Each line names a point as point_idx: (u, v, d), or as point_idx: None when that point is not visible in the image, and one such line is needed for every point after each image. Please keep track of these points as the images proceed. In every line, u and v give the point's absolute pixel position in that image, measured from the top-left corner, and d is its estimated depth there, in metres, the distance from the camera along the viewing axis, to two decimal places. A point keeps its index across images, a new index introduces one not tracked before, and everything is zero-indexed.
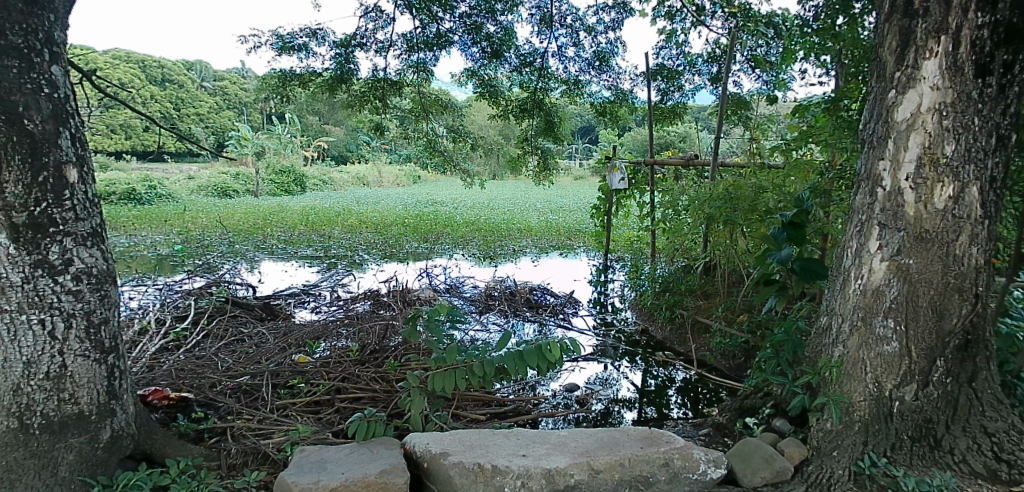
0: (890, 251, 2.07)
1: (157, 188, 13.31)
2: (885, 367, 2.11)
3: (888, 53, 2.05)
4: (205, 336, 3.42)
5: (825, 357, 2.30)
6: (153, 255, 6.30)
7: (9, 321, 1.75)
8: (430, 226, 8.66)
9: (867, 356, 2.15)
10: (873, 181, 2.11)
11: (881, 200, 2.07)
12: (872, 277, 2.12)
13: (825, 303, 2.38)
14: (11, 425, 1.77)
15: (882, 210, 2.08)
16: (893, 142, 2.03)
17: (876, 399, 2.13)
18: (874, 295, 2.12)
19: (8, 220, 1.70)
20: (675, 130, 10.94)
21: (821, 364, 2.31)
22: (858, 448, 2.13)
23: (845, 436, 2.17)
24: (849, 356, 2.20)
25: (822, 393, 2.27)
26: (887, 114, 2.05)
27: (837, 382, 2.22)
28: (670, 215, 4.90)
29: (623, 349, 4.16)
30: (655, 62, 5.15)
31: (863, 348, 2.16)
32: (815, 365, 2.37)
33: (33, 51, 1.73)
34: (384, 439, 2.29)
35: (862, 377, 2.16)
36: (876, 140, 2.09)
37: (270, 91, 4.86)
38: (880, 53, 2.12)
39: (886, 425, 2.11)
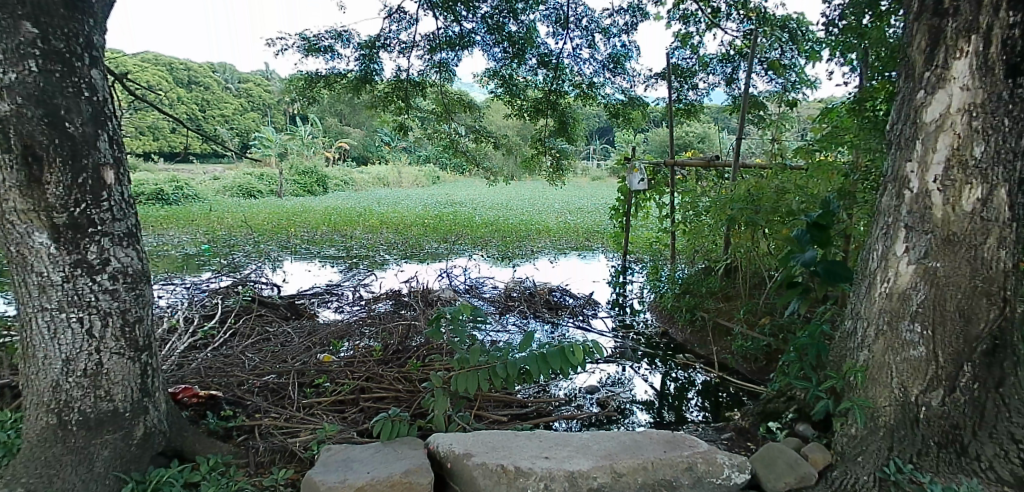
0: (917, 253, 2.04)
1: (183, 188, 13.50)
2: (912, 372, 2.08)
3: (918, 53, 2.02)
4: (232, 335, 3.46)
5: (851, 362, 2.28)
6: (181, 254, 6.40)
7: (50, 318, 1.83)
8: (450, 227, 8.67)
9: (893, 360, 2.12)
10: (900, 182, 2.09)
11: (908, 201, 2.05)
12: (899, 280, 2.09)
13: (851, 306, 2.35)
14: (51, 421, 1.86)
15: (909, 212, 2.05)
16: (921, 143, 2.00)
17: (902, 404, 2.10)
18: (900, 298, 2.09)
19: (50, 220, 1.75)
20: (691, 129, 10.97)
21: (846, 369, 2.29)
22: (883, 454, 2.11)
23: (869, 441, 2.15)
24: (874, 360, 2.17)
25: (846, 398, 2.25)
26: (916, 115, 2.03)
27: (862, 386, 2.20)
28: (691, 216, 4.85)
29: (643, 351, 4.14)
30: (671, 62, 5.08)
31: (889, 352, 2.13)
32: (840, 369, 2.35)
33: (74, 55, 1.77)
34: (408, 440, 2.31)
35: (887, 382, 2.13)
36: (905, 141, 2.07)
37: (295, 92, 4.92)
38: (909, 53, 2.09)
39: (912, 431, 2.08)
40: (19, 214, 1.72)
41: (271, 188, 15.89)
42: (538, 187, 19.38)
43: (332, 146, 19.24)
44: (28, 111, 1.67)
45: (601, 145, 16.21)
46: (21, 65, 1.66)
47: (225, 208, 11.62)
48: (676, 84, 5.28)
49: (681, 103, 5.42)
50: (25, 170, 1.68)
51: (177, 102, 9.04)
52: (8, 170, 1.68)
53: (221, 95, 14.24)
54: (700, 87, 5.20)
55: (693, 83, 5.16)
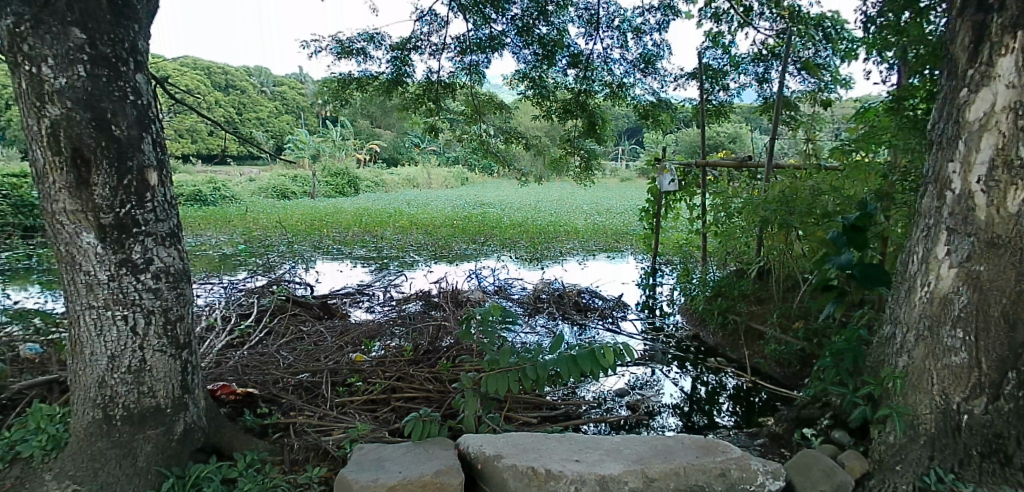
0: (959, 256, 1.96)
1: (220, 189, 13.86)
2: (954, 379, 1.99)
3: (960, 50, 1.95)
4: (267, 334, 3.52)
5: (889, 367, 2.21)
6: (219, 254, 6.56)
7: (97, 316, 1.88)
8: (480, 228, 8.70)
9: (934, 367, 2.04)
10: (942, 183, 2.01)
11: (950, 203, 1.97)
12: (940, 283, 2.01)
13: (890, 311, 2.28)
14: (97, 415, 1.92)
15: (951, 214, 1.97)
16: (964, 143, 1.93)
17: (944, 412, 2.02)
18: (941, 303, 2.01)
19: (97, 221, 1.80)
20: (722, 129, 10.82)
21: (884, 375, 2.22)
22: (924, 463, 2.03)
23: (909, 450, 2.08)
24: (914, 367, 2.10)
25: (885, 405, 2.18)
26: (959, 114, 1.95)
27: (901, 393, 2.13)
28: (722, 218, 4.77)
29: (673, 354, 4.09)
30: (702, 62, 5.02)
31: (929, 359, 2.05)
32: (878, 375, 2.28)
33: (120, 60, 1.81)
34: (439, 439, 2.32)
35: (928, 389, 2.05)
36: (946, 140, 2.00)
37: (328, 95, 4.99)
38: (951, 50, 2.02)
39: (954, 440, 2.00)
40: (69, 214, 1.79)
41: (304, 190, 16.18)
42: (567, 188, 19.33)
43: (363, 147, 19.50)
44: (76, 115, 1.73)
45: (629, 145, 16.10)
46: (70, 71, 1.72)
47: (260, 209, 11.89)
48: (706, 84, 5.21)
49: (710, 104, 5.34)
50: (74, 172, 1.76)
51: (216, 106, 9.28)
52: (59, 171, 1.76)
53: (257, 98, 14.61)
54: (731, 87, 5.10)
55: (724, 84, 5.07)
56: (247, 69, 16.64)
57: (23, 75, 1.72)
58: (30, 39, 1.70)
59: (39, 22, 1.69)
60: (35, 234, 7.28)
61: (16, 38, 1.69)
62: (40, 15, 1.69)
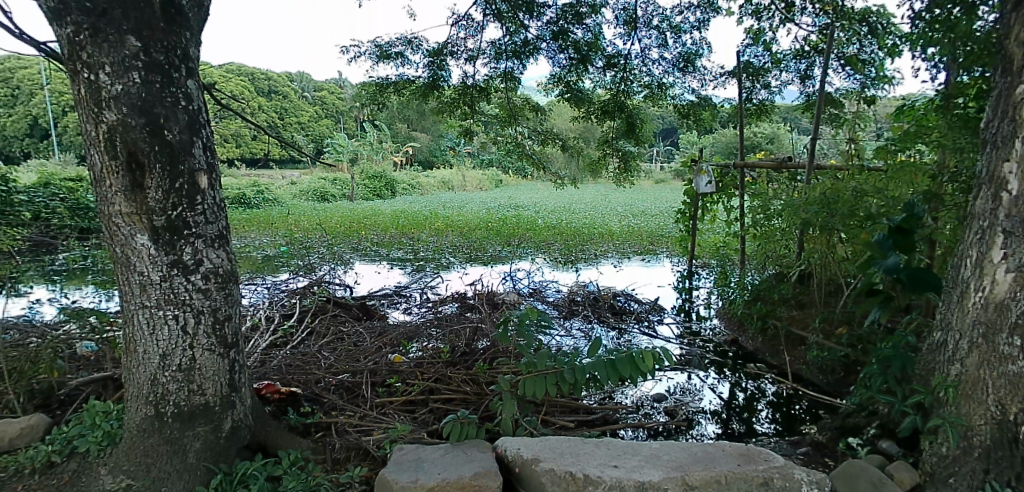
0: (1017, 260, 1.86)
1: (265, 192, 14.24)
2: (1011, 388, 1.89)
3: (1016, 45, 1.87)
4: (309, 334, 3.59)
5: (940, 376, 2.12)
6: (262, 256, 6.73)
7: (150, 315, 1.94)
8: (514, 230, 8.71)
9: (989, 376, 1.94)
10: (997, 184, 1.92)
11: (1006, 205, 1.88)
12: (995, 289, 1.91)
13: (941, 316, 2.18)
14: (150, 412, 1.98)
15: (1007, 216, 1.88)
16: (1022, 142, 1.84)
17: (1000, 424, 1.92)
18: (997, 308, 1.91)
19: (150, 223, 1.86)
20: (760, 130, 10.62)
21: (935, 383, 2.13)
22: (978, 476, 1.93)
23: (963, 462, 1.99)
24: (967, 375, 2.01)
25: (937, 414, 2.09)
26: (1016, 111, 1.86)
27: (954, 403, 2.04)
28: (761, 220, 4.66)
29: (711, 359, 4.02)
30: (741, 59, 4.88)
31: (984, 367, 1.96)
32: (929, 383, 2.19)
33: (172, 67, 1.87)
34: (477, 442, 2.33)
35: (982, 398, 1.96)
36: (1002, 139, 1.91)
37: (366, 99, 5.06)
38: (1007, 45, 1.93)
39: (1012, 453, 1.88)
40: (124, 216, 1.85)
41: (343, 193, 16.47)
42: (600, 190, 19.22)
43: (399, 150, 19.75)
44: (131, 120, 1.79)
45: (664, 147, 15.92)
46: (126, 77, 1.78)
47: (302, 212, 12.17)
48: (746, 82, 5.04)
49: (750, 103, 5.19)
50: (129, 176, 1.82)
51: (258, 112, 9.54)
52: (115, 175, 1.82)
53: (297, 103, 14.98)
54: (772, 86, 4.96)
55: (765, 82, 4.93)
56: (287, 74, 17.04)
57: (82, 82, 1.79)
58: (89, 47, 1.76)
59: (97, 30, 1.75)
60: (91, 237, 7.61)
61: (76, 47, 1.76)
62: (98, 24, 1.74)
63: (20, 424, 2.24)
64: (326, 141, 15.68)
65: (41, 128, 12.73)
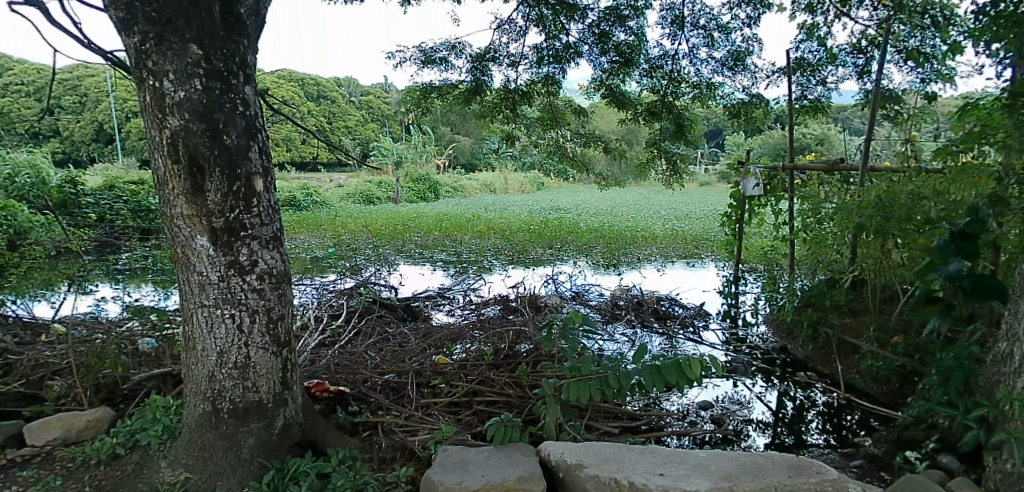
0: None
1: (314, 194, 14.61)
2: None
3: None
4: (356, 334, 3.66)
5: (1006, 389, 2.00)
6: (311, 257, 6.91)
7: (208, 314, 2.01)
8: (556, 233, 8.69)
9: None
10: None
11: None
12: None
13: (1007, 326, 2.06)
14: (207, 408, 2.04)
15: None
16: None
17: None
18: None
19: (209, 225, 1.93)
20: (810, 131, 10.30)
21: (1000, 396, 2.01)
22: None
23: None
24: None
25: (1001, 429, 1.98)
26: None
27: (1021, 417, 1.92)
28: (812, 224, 4.50)
29: (758, 367, 3.91)
30: (794, 56, 4.70)
31: None
32: (994, 397, 2.07)
33: (231, 74, 1.93)
34: (521, 445, 2.32)
35: None
36: None
37: (411, 104, 5.14)
38: None
39: None
40: (185, 219, 1.92)
41: (389, 195, 16.76)
42: (643, 192, 18.97)
43: (442, 153, 19.98)
44: (193, 125, 1.86)
45: (709, 148, 15.59)
46: (188, 84, 1.85)
47: (349, 214, 12.43)
48: (801, 79, 4.82)
49: (806, 100, 4.94)
50: (190, 179, 1.88)
51: (307, 117, 9.82)
52: (177, 178, 1.89)
53: (344, 107, 15.37)
54: (829, 81, 4.73)
55: (821, 78, 4.70)
56: (335, 79, 17.47)
57: (148, 89, 1.86)
58: (154, 56, 1.83)
59: (161, 39, 1.82)
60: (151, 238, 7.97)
61: (142, 55, 1.83)
62: (162, 33, 1.82)
63: (88, 415, 2.37)
64: (372, 145, 16.02)
65: (106, 135, 13.44)
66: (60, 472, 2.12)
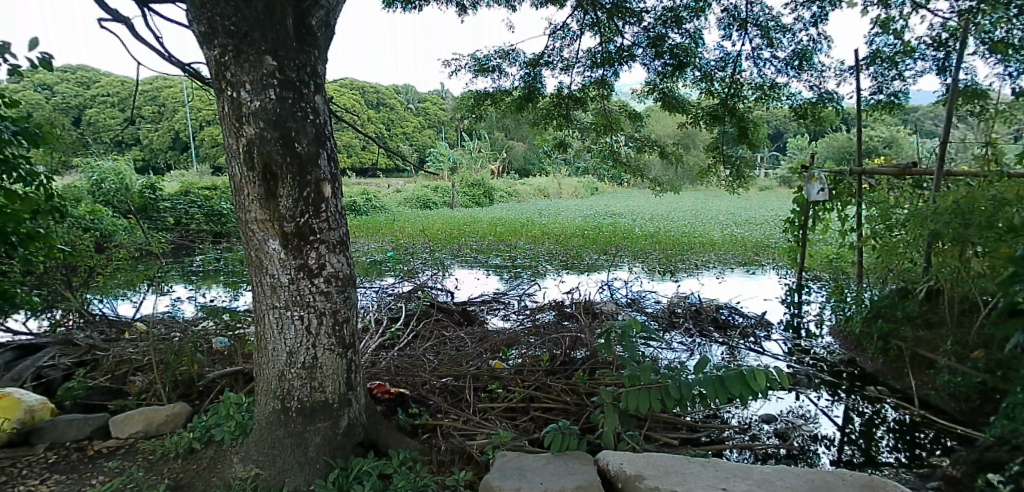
0: None
1: (373, 200, 14.94)
2: None
3: None
4: (414, 337, 3.71)
5: None
6: (371, 261, 7.08)
7: (278, 315, 2.08)
8: (610, 238, 8.59)
9: None
10: None
11: None
12: None
13: None
14: (277, 406, 2.11)
15: None
16: None
17: None
18: None
19: (281, 229, 1.99)
20: (877, 132, 9.85)
21: None
22: None
23: None
24: None
25: None
26: None
27: None
28: (881, 231, 4.29)
29: (824, 380, 3.74)
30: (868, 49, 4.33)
31: None
32: None
33: (303, 84, 1.99)
34: (579, 454, 2.29)
35: None
36: None
37: (465, 110, 5.20)
38: None
39: None
40: (259, 223, 2.00)
41: (445, 201, 16.98)
42: (698, 198, 18.55)
43: (495, 159, 20.12)
44: (267, 134, 1.93)
45: (772, 153, 15.07)
46: (263, 94, 1.92)
47: (406, 219, 12.66)
48: (875, 73, 4.48)
49: (881, 96, 4.59)
50: (264, 185, 1.95)
51: (365, 124, 10.12)
52: (252, 185, 1.97)
53: (402, 114, 15.76)
54: (907, 75, 4.38)
55: (900, 71, 4.34)
56: (393, 86, 17.90)
57: (226, 99, 1.95)
58: (232, 67, 1.91)
59: (240, 51, 1.90)
60: (222, 242, 8.37)
61: (221, 67, 1.92)
62: (240, 46, 1.90)
63: (166, 411, 2.50)
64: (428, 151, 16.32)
65: (181, 143, 14.27)
66: (142, 463, 2.24)
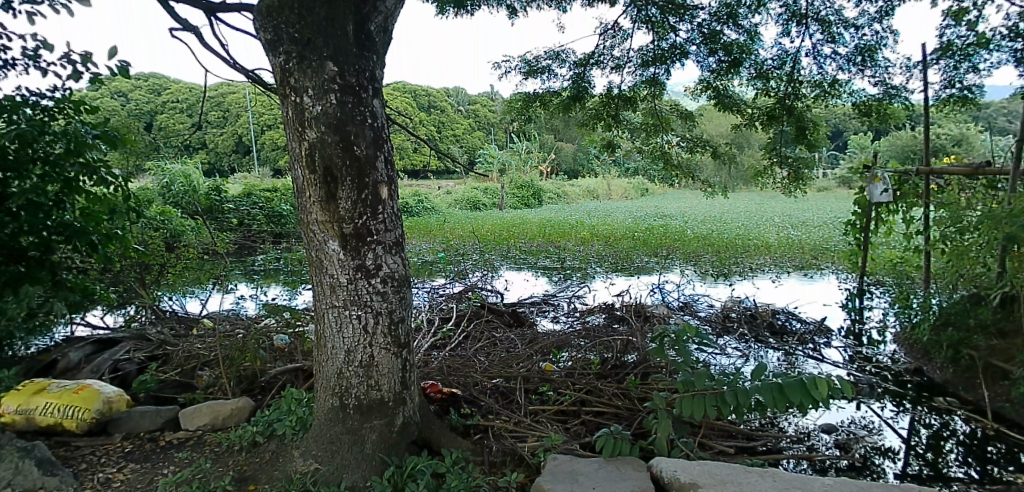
0: None
1: (425, 201, 15.16)
2: None
3: None
4: (465, 337, 3.75)
5: None
6: (422, 261, 7.21)
7: (337, 314, 2.13)
8: (661, 240, 8.47)
9: None
10: None
11: None
12: None
13: None
14: (336, 403, 2.17)
15: None
16: None
17: None
18: None
19: (340, 230, 2.04)
20: (946, 130, 9.35)
21: None
22: None
23: None
24: None
25: None
26: None
27: None
28: (951, 233, 4.06)
29: (889, 389, 3.56)
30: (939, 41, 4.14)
31: None
32: None
33: (362, 88, 2.03)
34: (632, 459, 2.25)
35: None
36: None
37: (515, 112, 5.23)
38: None
39: None
40: (320, 224, 2.06)
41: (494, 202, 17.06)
42: (751, 199, 18.01)
43: (544, 159, 20.09)
44: (328, 137, 1.98)
45: (831, 152, 14.51)
46: (325, 99, 1.97)
47: (456, 220, 12.78)
48: (947, 67, 4.25)
49: (953, 90, 4.33)
50: (325, 187, 2.01)
51: (417, 128, 10.32)
52: (314, 187, 2.02)
53: (451, 116, 15.97)
54: (982, 67, 4.13)
55: (973, 63, 4.10)
56: (443, 89, 18.12)
57: (290, 104, 2.01)
58: (296, 73, 1.97)
59: (303, 58, 1.96)
60: (282, 241, 8.69)
61: (286, 73, 1.99)
62: (304, 52, 1.96)
63: (232, 405, 2.61)
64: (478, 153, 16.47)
65: (243, 147, 14.86)
66: (209, 455, 2.34)
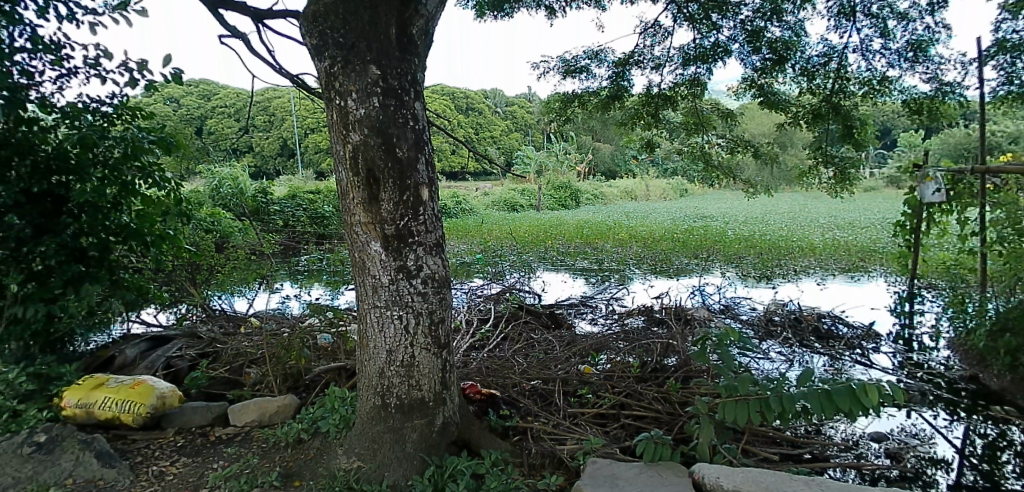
0: None
1: (462, 203, 15.27)
2: None
3: None
4: (503, 338, 3.76)
5: None
6: (460, 262, 7.27)
7: (380, 314, 2.16)
8: (701, 241, 8.32)
9: None
10: None
11: None
12: None
13: None
14: (378, 402, 2.20)
15: None
16: None
17: None
18: None
19: (382, 231, 2.07)
20: (1004, 127, 8.93)
21: None
22: None
23: None
24: None
25: None
26: None
27: None
28: (1011, 235, 3.86)
29: (943, 398, 3.41)
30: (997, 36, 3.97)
31: None
32: None
33: (404, 90, 2.05)
34: (673, 465, 2.20)
35: None
36: None
37: (553, 113, 5.22)
38: None
39: None
40: (363, 225, 2.09)
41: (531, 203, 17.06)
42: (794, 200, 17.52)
43: (580, 160, 20.00)
44: (371, 140, 2.01)
45: (880, 151, 14.00)
46: (368, 102, 2.00)
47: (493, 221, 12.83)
48: (1004, 62, 4.07)
49: (1012, 85, 4.11)
50: (368, 189, 2.04)
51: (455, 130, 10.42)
52: (357, 189, 2.06)
53: (488, 118, 16.06)
54: None
55: None
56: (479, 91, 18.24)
57: (335, 108, 2.05)
58: (340, 77, 2.01)
59: (347, 62, 2.00)
60: (324, 242, 8.89)
61: (331, 77, 2.03)
62: (348, 57, 1.99)
63: (278, 402, 2.69)
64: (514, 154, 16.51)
65: (286, 150, 15.26)
66: (257, 450, 2.41)
